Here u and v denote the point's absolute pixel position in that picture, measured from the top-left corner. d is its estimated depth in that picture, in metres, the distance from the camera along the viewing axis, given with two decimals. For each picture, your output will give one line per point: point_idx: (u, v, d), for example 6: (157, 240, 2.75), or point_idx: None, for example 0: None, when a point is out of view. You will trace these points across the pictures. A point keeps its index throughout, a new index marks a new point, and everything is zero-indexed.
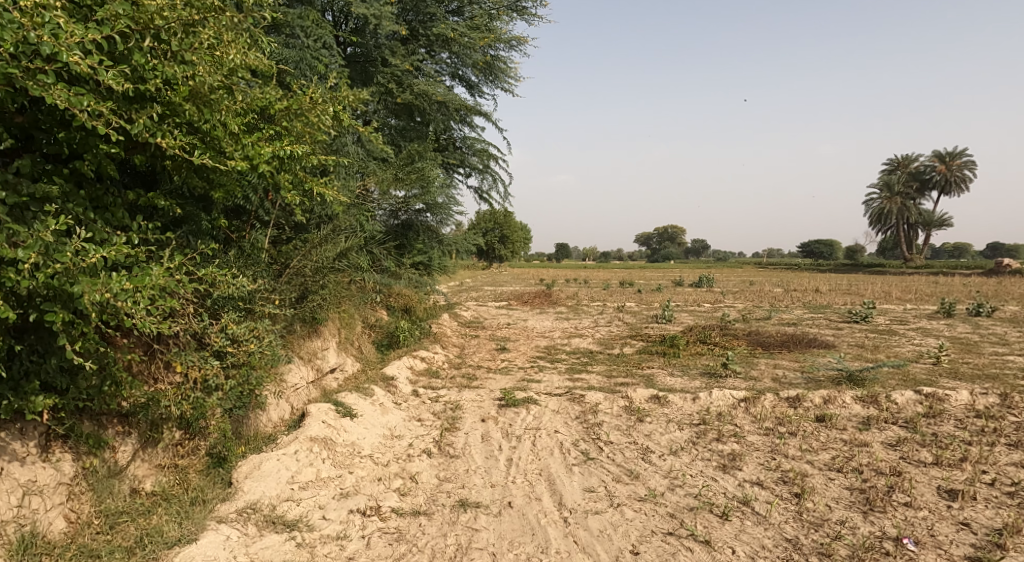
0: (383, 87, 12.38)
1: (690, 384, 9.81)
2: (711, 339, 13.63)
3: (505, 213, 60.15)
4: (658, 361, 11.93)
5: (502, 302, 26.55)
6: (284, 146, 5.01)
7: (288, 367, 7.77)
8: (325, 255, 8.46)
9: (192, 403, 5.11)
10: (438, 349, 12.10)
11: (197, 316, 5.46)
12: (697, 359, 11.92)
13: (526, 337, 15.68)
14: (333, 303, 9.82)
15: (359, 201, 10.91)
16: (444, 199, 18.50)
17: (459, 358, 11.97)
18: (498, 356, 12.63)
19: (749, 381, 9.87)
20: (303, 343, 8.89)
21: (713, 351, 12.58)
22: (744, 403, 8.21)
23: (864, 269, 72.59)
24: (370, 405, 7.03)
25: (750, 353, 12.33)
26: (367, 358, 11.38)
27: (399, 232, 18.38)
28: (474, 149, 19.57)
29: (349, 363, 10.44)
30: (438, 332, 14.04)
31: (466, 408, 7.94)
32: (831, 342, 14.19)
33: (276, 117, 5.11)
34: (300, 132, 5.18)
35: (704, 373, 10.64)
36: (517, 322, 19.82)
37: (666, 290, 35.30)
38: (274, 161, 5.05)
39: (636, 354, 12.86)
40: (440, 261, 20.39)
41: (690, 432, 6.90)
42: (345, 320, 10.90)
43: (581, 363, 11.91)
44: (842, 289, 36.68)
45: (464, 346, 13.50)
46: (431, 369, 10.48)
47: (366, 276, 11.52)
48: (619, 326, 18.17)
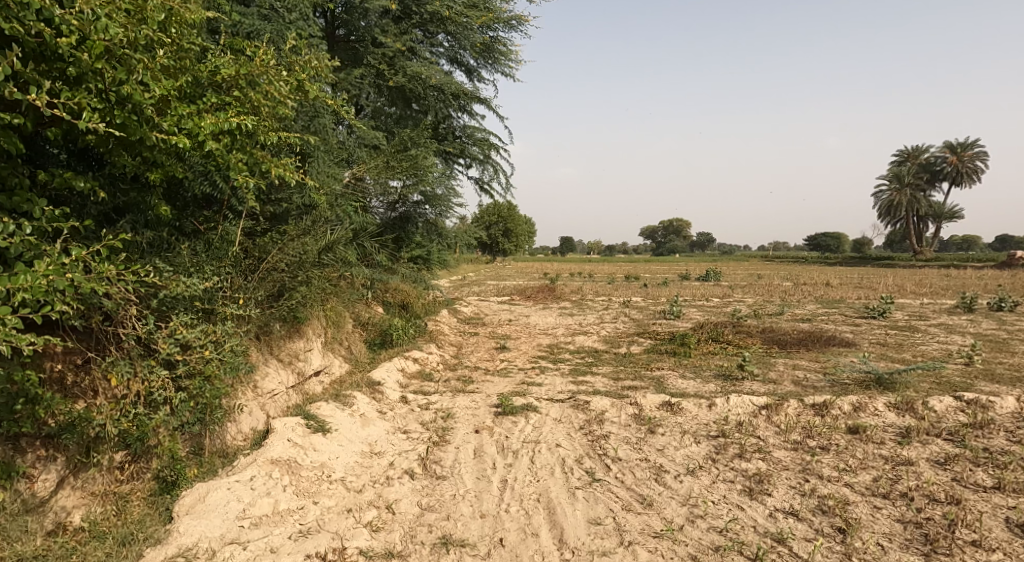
0: (374, 69, 11.66)
1: (704, 388, 9.05)
2: (724, 337, 12.85)
3: (509, 205, 59.29)
4: (668, 361, 11.19)
5: (504, 297, 25.79)
6: (230, 118, 4.23)
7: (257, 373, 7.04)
8: (304, 248, 7.71)
9: (129, 420, 4.41)
10: (433, 348, 11.38)
11: (140, 318, 4.71)
12: (710, 358, 11.16)
13: (528, 335, 14.95)
14: (317, 300, 9.12)
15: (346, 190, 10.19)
16: (442, 190, 17.79)
17: (455, 358, 11.24)
18: (497, 356, 11.90)
19: (768, 384, 9.11)
20: (281, 344, 8.18)
21: (726, 350, 11.81)
22: (765, 411, 7.46)
23: (873, 261, 71.48)
24: (351, 415, 6.31)
25: (766, 352, 11.55)
26: (357, 359, 10.66)
27: (396, 224, 17.69)
28: (474, 139, 18.84)
29: (336, 364, 9.74)
30: (435, 330, 13.32)
31: (459, 417, 7.22)
32: (851, 340, 13.40)
33: (225, 84, 4.35)
34: (255, 103, 4.41)
35: (718, 375, 9.89)
36: (519, 318, 19.11)
37: (673, 284, 34.45)
38: (221, 137, 4.29)
39: (644, 353, 12.11)
40: (439, 255, 19.68)
41: (707, 446, 6.16)
42: (332, 319, 10.19)
43: (586, 364, 11.16)
44: (854, 283, 35.73)
45: (462, 345, 12.76)
46: (423, 372, 9.75)
47: (357, 271, 10.83)
48: (625, 323, 17.41)
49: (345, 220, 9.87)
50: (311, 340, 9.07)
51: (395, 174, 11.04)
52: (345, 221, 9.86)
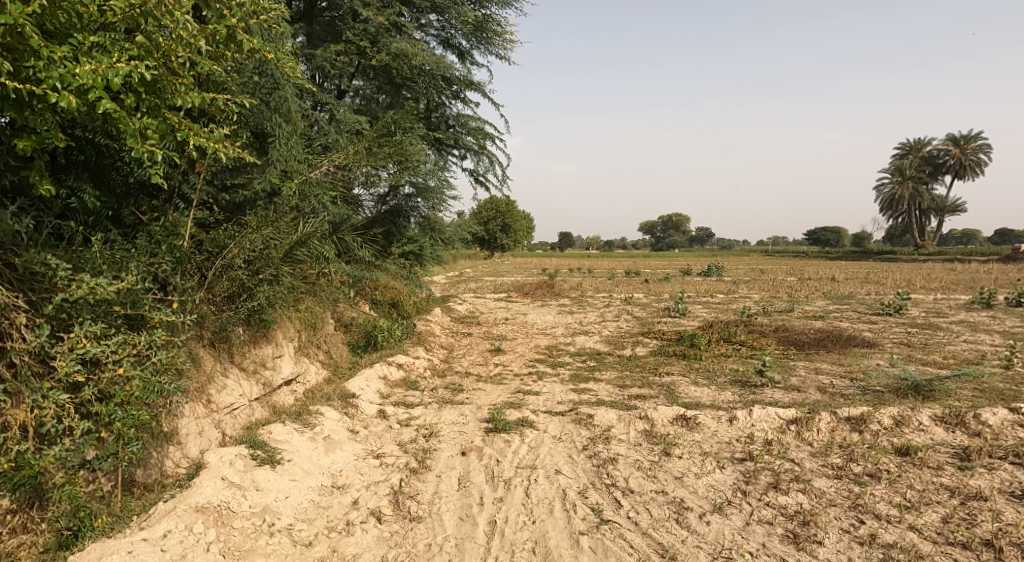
0: (355, 47, 10.76)
1: (720, 397, 8.12)
2: (736, 337, 11.92)
3: (508, 201, 58.27)
4: (677, 365, 10.26)
5: (501, 294, 24.83)
6: (109, 63, 3.86)
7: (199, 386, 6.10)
8: (265, 240, 6.74)
9: (10, 459, 3.68)
10: (421, 351, 10.45)
11: (31, 327, 3.92)
12: (723, 362, 10.23)
13: (525, 335, 14.00)
14: (287, 300, 8.20)
15: (322, 179, 9.30)
16: (436, 182, 16.98)
17: (445, 363, 10.29)
18: (491, 359, 10.97)
19: (792, 392, 8.18)
20: (245, 351, 7.23)
21: (740, 352, 10.88)
22: (794, 426, 6.53)
23: (875, 256, 70.57)
24: (313, 438, 5.38)
25: (784, 355, 10.63)
26: (337, 364, 9.72)
27: (386, 218, 16.85)
28: (468, 128, 17.95)
29: (311, 371, 8.81)
30: (425, 331, 12.40)
31: (444, 435, 6.30)
32: (872, 340, 12.46)
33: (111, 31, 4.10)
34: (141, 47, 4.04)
35: (734, 381, 8.95)
36: (516, 316, 18.17)
37: (675, 280, 33.52)
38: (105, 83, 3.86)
39: (651, 355, 11.19)
40: (433, 250, 18.79)
41: (734, 473, 5.27)
42: (308, 320, 9.24)
43: (587, 368, 10.24)
44: (861, 278, 34.77)
45: (453, 347, 11.83)
46: (409, 379, 8.82)
47: (334, 266, 10.04)
48: (628, 321, 16.45)
49: (322, 211, 9.02)
50: (282, 345, 8.13)
51: (380, 163, 10.18)
52: (323, 213, 9.05)
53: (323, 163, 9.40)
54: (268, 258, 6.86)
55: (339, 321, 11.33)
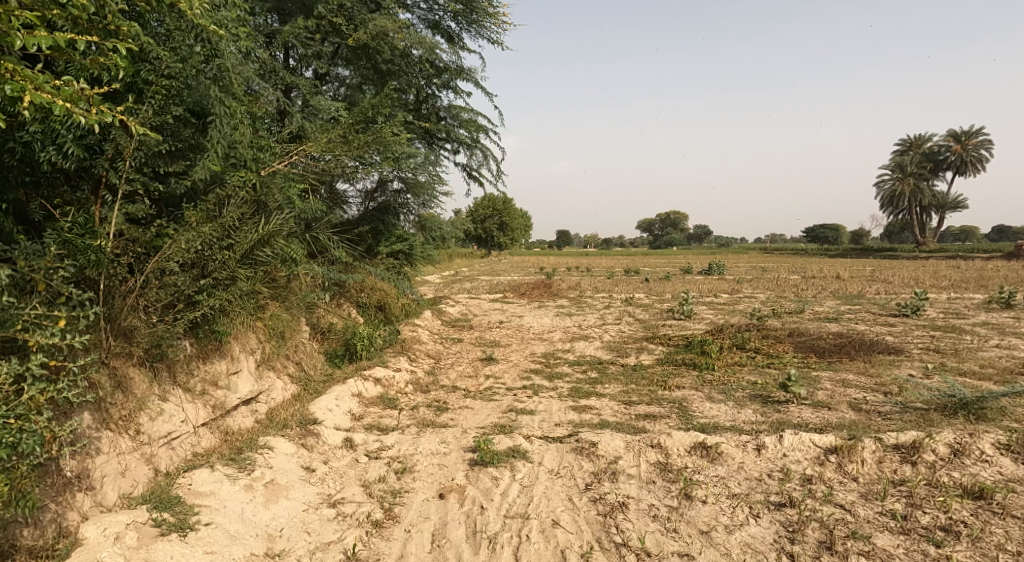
0: (329, 24, 9.79)
1: (739, 417, 7.13)
2: (749, 344, 10.93)
3: (504, 198, 57.17)
4: (687, 376, 9.26)
5: (496, 294, 23.78)
6: None
7: (125, 413, 5.13)
8: (210, 238, 5.72)
9: None
10: (403, 362, 9.45)
11: None
12: (738, 374, 9.25)
13: (520, 341, 13.02)
14: (245, 307, 7.20)
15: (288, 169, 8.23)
16: (426, 177, 16.07)
17: (431, 374, 9.29)
18: (482, 370, 9.97)
19: (822, 411, 7.19)
20: (192, 368, 6.23)
21: (755, 361, 9.90)
22: (833, 456, 5.55)
23: (876, 253, 69.69)
24: (250, 489, 4.61)
25: (805, 365, 9.64)
26: (308, 379, 8.71)
27: (373, 215, 15.90)
28: (460, 120, 16.95)
29: (276, 388, 7.80)
30: (411, 337, 11.43)
31: (419, 470, 5.33)
32: (897, 346, 11.48)
33: None
34: None
35: (753, 396, 7.97)
36: (512, 318, 17.18)
37: (677, 278, 32.47)
38: None
39: (657, 364, 10.21)
40: (423, 249, 17.81)
41: (772, 524, 4.49)
42: (274, 328, 8.22)
43: (588, 379, 9.26)
44: (867, 276, 33.87)
45: (441, 356, 10.83)
46: (388, 396, 7.83)
47: (307, 267, 9.15)
48: (631, 325, 15.46)
49: (291, 206, 8.10)
50: (239, 360, 7.10)
51: (357, 154, 9.28)
52: (292, 210, 8.16)
53: (293, 153, 8.48)
54: (212, 259, 5.88)
55: (315, 328, 10.33)
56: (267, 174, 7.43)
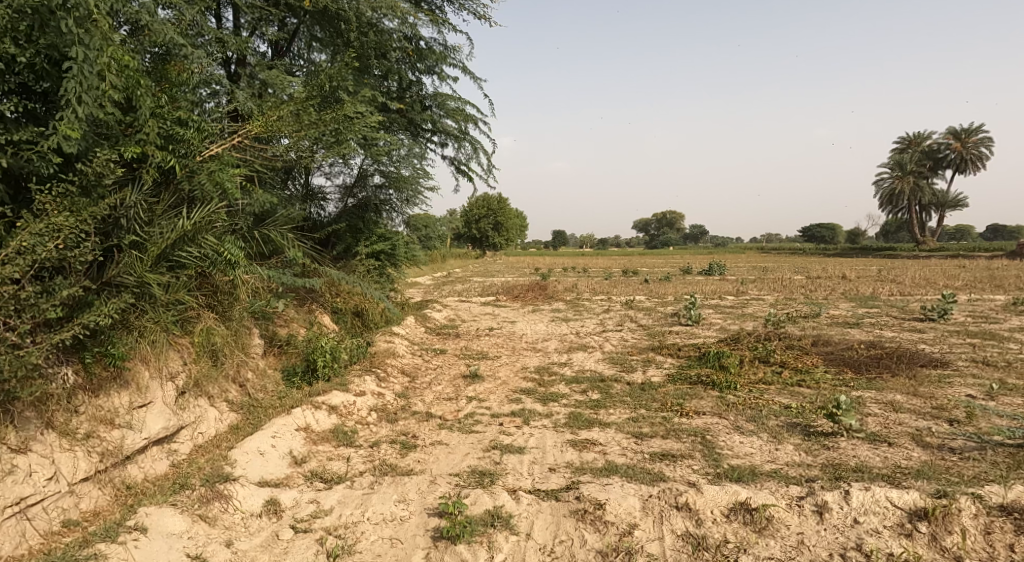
0: None
1: (778, 457, 5.72)
2: (773, 357, 9.48)
3: (499, 197, 55.72)
4: (706, 399, 7.85)
5: (488, 297, 22.27)
6: None
7: None
8: (72, 230, 4.36)
9: None
10: (371, 382, 8.01)
11: None
12: (766, 396, 7.84)
13: (511, 352, 11.61)
14: (157, 319, 5.78)
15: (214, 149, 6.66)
16: (409, 171, 14.71)
17: (403, 398, 7.84)
18: (465, 389, 8.55)
19: (883, 449, 5.78)
20: (76, 401, 4.86)
21: (783, 380, 8.50)
22: (923, 525, 4.20)
23: (878, 252, 68.45)
24: None
25: (842, 385, 8.25)
26: (255, 402, 7.15)
27: (352, 213, 14.57)
28: (447, 109, 15.52)
29: (208, 419, 6.40)
30: (385, 350, 10.02)
31: (363, 552, 4.15)
32: (940, 358, 10.08)
33: None
34: None
35: (791, 426, 6.55)
36: (503, 324, 15.77)
37: (678, 279, 31.03)
38: None
39: (668, 383, 8.77)
40: (407, 250, 16.40)
41: None
42: (207, 343, 6.69)
43: (588, 403, 7.83)
44: (876, 276, 32.46)
45: (418, 372, 9.42)
46: (343, 427, 6.40)
47: (253, 269, 7.79)
48: (634, 332, 14.05)
49: (224, 197, 6.69)
50: (149, 386, 5.56)
51: (314, 137, 7.95)
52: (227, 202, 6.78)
53: (233, 137, 7.15)
54: (80, 261, 4.55)
55: (269, 341, 8.91)
56: (189, 156, 6.06)
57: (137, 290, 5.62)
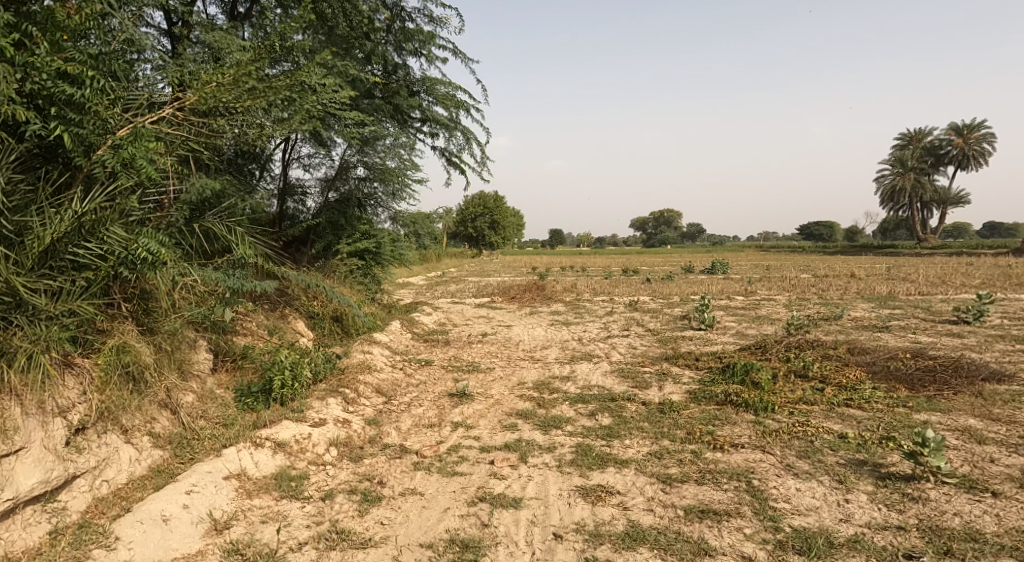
0: None
1: (852, 515, 4.40)
2: (811, 371, 8.10)
3: (495, 196, 54.40)
4: (740, 425, 6.52)
5: (482, 299, 20.82)
6: None
7: None
8: None
9: None
10: (336, 407, 6.65)
11: None
12: (812, 422, 6.52)
13: (505, 362, 10.29)
14: (41, 334, 4.71)
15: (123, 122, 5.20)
16: (395, 162, 13.38)
17: (374, 426, 6.47)
18: (451, 412, 7.23)
19: (987, 504, 4.44)
20: None
21: (827, 401, 7.16)
22: None
23: (880, 250, 67.24)
24: None
25: (899, 407, 6.93)
26: (186, 430, 5.75)
27: (332, 208, 13.18)
28: (436, 95, 14.10)
29: (120, 459, 5.04)
30: (360, 362, 8.69)
31: None
32: (998, 370, 8.76)
33: None
34: None
35: (856, 465, 5.22)
36: (498, 329, 14.43)
37: (681, 278, 29.71)
38: None
39: (692, 404, 7.39)
40: (394, 249, 14.96)
41: None
42: (117, 365, 5.30)
43: (598, 431, 6.46)
44: (886, 275, 31.12)
45: (397, 389, 8.08)
46: (290, 471, 5.05)
47: (186, 270, 6.42)
48: (642, 338, 12.70)
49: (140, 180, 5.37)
50: (24, 426, 4.45)
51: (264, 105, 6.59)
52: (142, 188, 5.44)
53: (165, 110, 5.95)
54: None
55: (216, 355, 7.53)
56: (97, 131, 4.94)
57: (12, 300, 4.65)
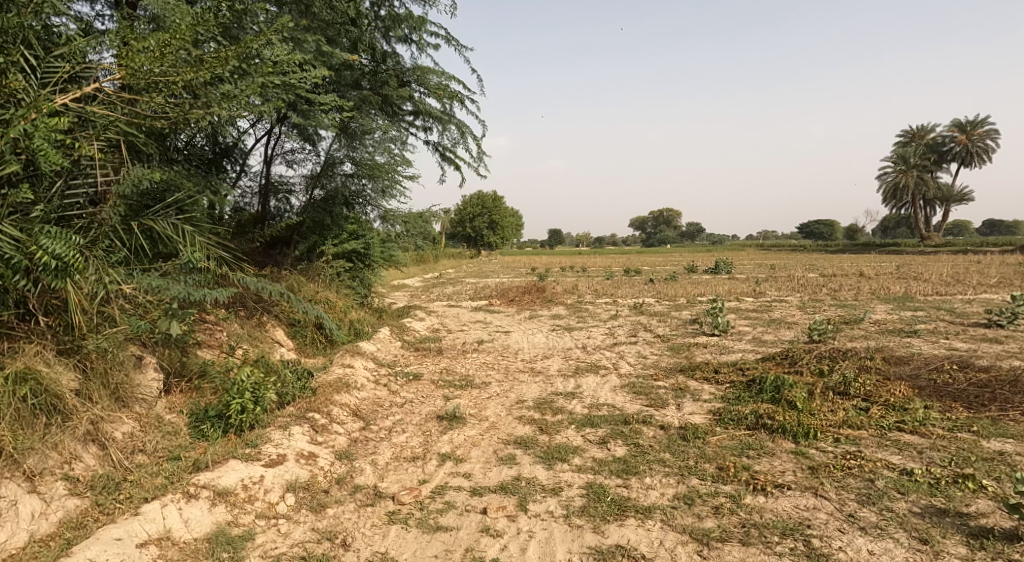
0: None
1: None
2: (853, 388, 7.06)
3: (494, 195, 53.43)
4: (780, 457, 5.50)
5: (480, 301, 19.79)
6: None
7: None
8: None
9: None
10: (301, 438, 5.63)
11: None
12: (866, 453, 5.49)
13: (502, 375, 9.26)
14: None
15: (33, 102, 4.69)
16: (385, 158, 12.36)
17: (345, 461, 5.46)
18: (438, 440, 6.21)
19: None
20: None
21: (878, 427, 6.14)
22: None
23: (883, 248, 66.27)
24: None
25: (964, 434, 5.89)
26: (113, 471, 4.78)
27: (316, 206, 12.11)
28: (429, 85, 13.03)
29: (22, 512, 4.22)
30: (338, 379, 7.66)
31: None
32: None
33: None
34: None
35: (934, 516, 4.25)
36: (495, 335, 13.38)
37: (684, 278, 28.70)
38: None
39: (718, 428, 6.37)
40: (384, 249, 14.00)
41: None
42: (14, 400, 4.48)
43: (611, 466, 5.44)
44: (895, 274, 30.07)
45: (378, 411, 7.07)
46: (230, 531, 4.14)
47: (116, 280, 5.43)
48: (651, 345, 11.67)
49: (34, 168, 4.81)
50: None
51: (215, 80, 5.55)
52: (41, 177, 4.91)
53: (90, 85, 5.09)
54: None
55: (168, 374, 6.52)
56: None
57: None
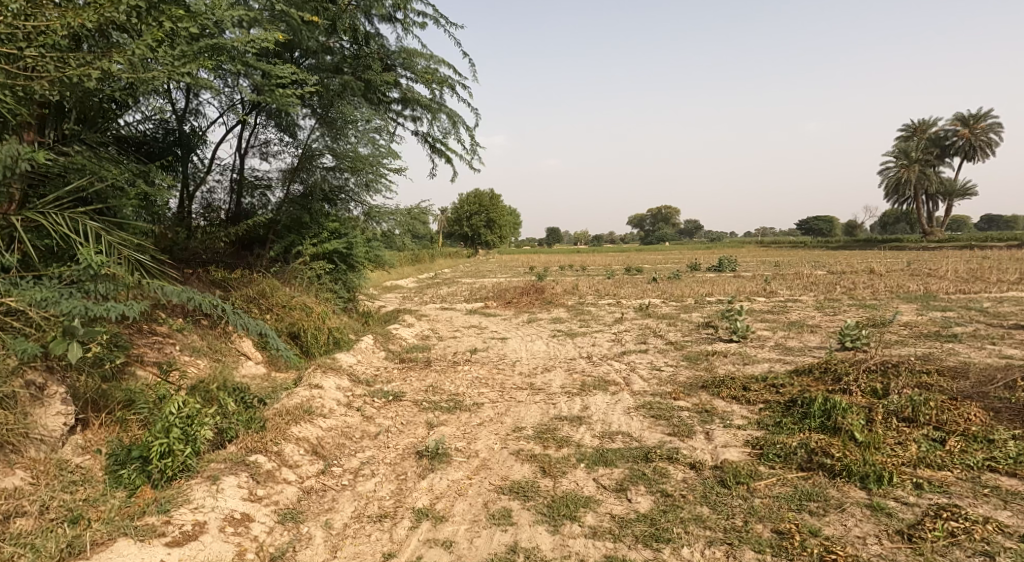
0: None
1: None
2: (921, 414, 5.77)
3: (490, 193, 52.05)
4: (855, 515, 4.26)
5: (475, 303, 18.47)
6: None
7: None
8: None
9: None
10: (237, 494, 4.44)
11: None
12: (963, 509, 4.27)
13: (497, 394, 7.97)
14: None
15: None
16: (369, 149, 11.08)
17: (290, 527, 4.34)
18: (413, 486, 4.98)
19: None
20: None
21: (966, 469, 4.88)
22: None
23: (887, 243, 65.06)
24: None
25: None
26: None
27: (293, 202, 10.85)
28: (415, 69, 11.69)
29: None
30: (297, 403, 6.37)
31: None
32: None
33: None
34: None
35: None
36: (490, 342, 12.09)
37: (688, 277, 27.36)
38: None
39: (764, 467, 5.11)
40: (369, 249, 12.58)
41: None
42: None
43: (636, 528, 4.25)
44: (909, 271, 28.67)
45: (345, 446, 5.80)
46: None
47: None
48: (664, 354, 10.35)
49: None
50: None
51: (104, 24, 4.33)
52: None
53: None
54: None
55: (80, 404, 5.00)
56: None
57: None
